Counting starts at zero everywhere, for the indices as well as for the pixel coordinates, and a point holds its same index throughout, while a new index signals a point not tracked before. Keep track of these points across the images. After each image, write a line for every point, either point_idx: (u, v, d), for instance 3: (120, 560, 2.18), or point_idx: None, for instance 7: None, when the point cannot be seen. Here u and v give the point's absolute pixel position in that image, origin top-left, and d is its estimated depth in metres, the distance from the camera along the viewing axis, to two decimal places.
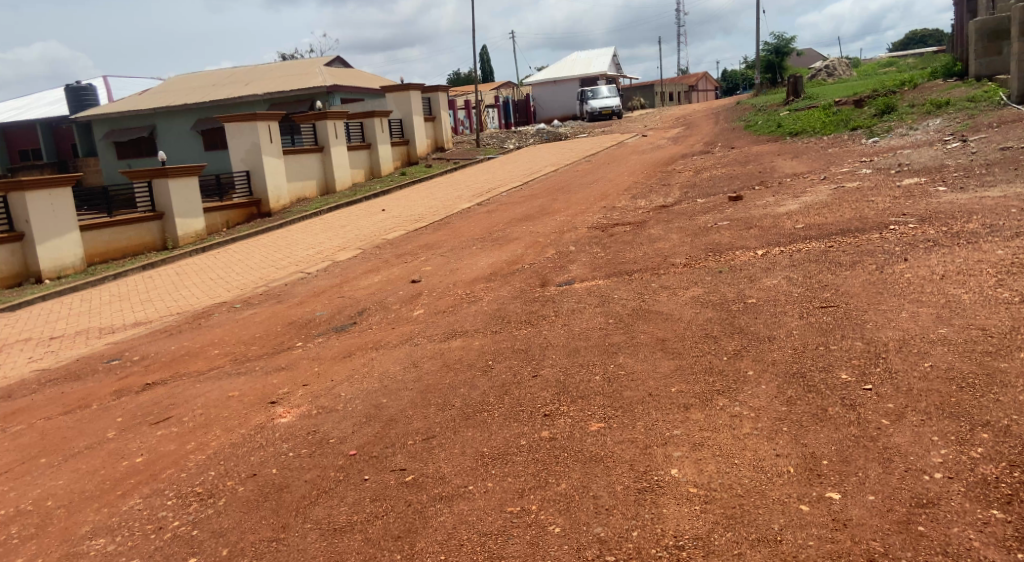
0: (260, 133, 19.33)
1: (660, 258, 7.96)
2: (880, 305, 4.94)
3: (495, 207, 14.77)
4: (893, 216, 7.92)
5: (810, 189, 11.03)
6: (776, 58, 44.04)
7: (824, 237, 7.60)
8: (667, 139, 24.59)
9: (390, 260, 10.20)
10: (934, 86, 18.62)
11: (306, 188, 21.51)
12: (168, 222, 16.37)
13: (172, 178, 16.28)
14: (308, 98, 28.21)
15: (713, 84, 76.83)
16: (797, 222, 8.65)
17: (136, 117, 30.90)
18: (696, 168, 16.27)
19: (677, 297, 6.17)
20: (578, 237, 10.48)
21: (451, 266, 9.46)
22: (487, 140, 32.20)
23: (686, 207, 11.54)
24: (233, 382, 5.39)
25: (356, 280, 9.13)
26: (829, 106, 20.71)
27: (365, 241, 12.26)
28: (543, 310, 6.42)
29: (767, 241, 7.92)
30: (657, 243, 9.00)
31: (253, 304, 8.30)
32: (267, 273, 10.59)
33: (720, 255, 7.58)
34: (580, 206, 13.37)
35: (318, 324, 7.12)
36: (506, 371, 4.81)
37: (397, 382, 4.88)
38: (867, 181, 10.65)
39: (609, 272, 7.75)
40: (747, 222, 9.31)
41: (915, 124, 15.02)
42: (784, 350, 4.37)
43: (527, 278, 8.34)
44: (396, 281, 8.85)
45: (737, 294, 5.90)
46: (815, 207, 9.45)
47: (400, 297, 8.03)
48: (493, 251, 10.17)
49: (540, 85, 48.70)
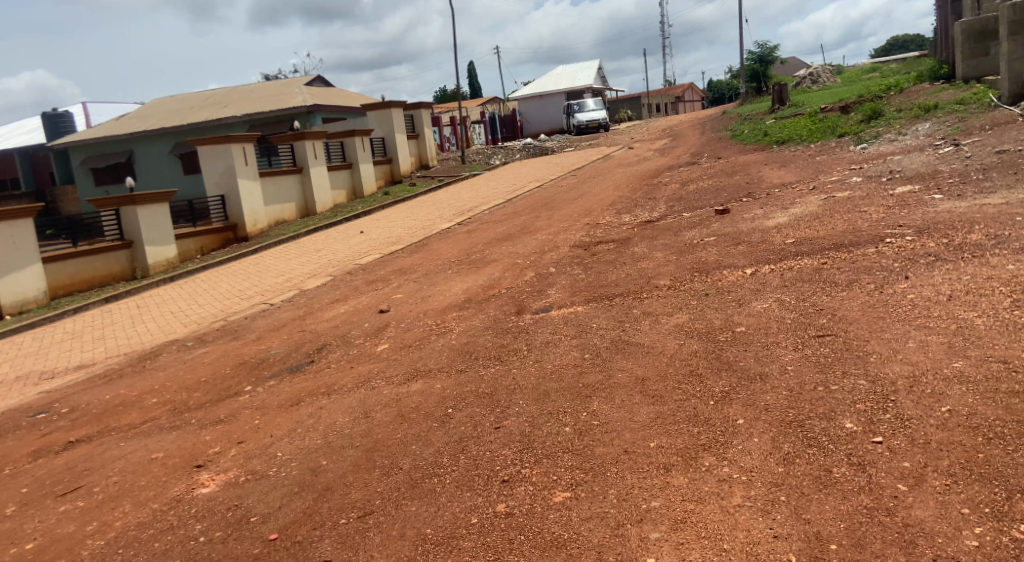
0: (235, 156, 18.76)
1: (642, 280, 7.45)
2: (883, 333, 4.38)
3: (475, 227, 14.26)
4: (889, 227, 7.42)
5: (800, 200, 10.55)
6: (760, 66, 43.87)
7: (817, 252, 7.09)
8: (654, 151, 24.15)
9: (360, 287, 9.68)
10: (922, 90, 18.24)
11: (285, 211, 20.95)
12: (138, 250, 15.77)
13: (141, 205, 15.71)
14: (287, 118, 27.72)
15: (699, 95, 76.86)
16: (789, 236, 8.15)
17: (113, 143, 30.42)
18: (682, 180, 15.84)
19: (659, 325, 5.63)
20: (559, 257, 9.96)
21: (423, 292, 8.92)
22: (472, 156, 31.69)
23: (670, 222, 11.06)
24: (161, 442, 4.92)
25: (320, 310, 8.59)
26: (816, 113, 20.35)
27: (336, 266, 11.73)
28: (514, 343, 5.89)
29: (757, 258, 7.39)
30: (642, 262, 8.49)
31: (205, 343, 7.81)
32: (229, 305, 10.08)
33: (706, 276, 7.06)
34: (562, 224, 12.86)
35: (271, 366, 6.60)
36: (465, 422, 4.24)
37: (342, 438, 4.33)
38: (858, 190, 10.17)
39: (589, 296, 7.23)
40: (735, 237, 8.80)
41: (903, 129, 14.62)
42: (778, 391, 3.80)
43: (502, 305, 7.80)
44: (364, 311, 8.32)
45: (724, 322, 5.36)
46: (805, 219, 8.96)
47: (364, 330, 7.49)
48: (469, 274, 9.64)
49: (526, 100, 48.40)
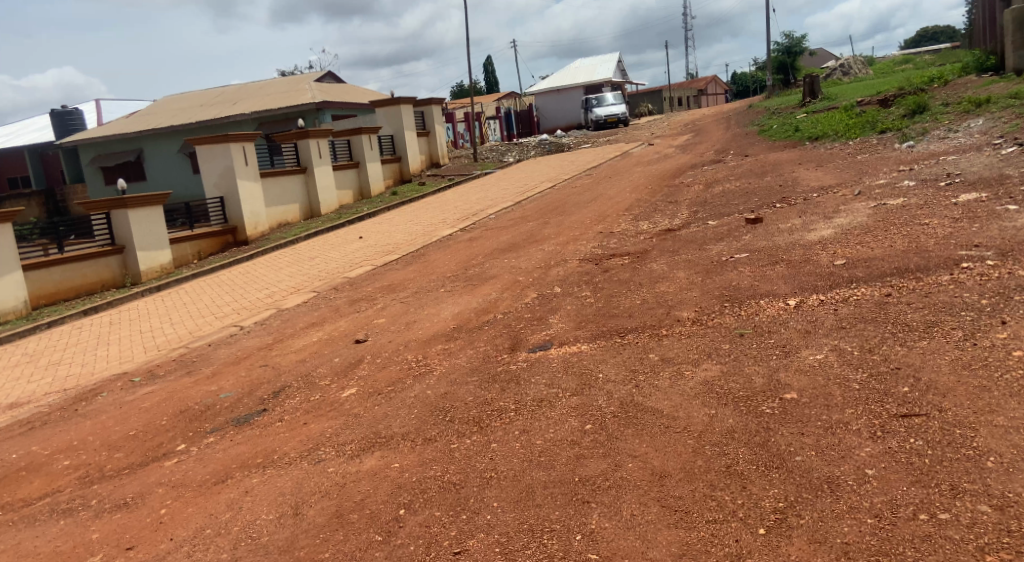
0: (234, 155, 17.78)
1: (660, 310, 6.29)
2: (996, 413, 3.25)
3: (480, 234, 13.15)
4: (962, 247, 6.18)
5: (843, 207, 9.30)
6: (787, 58, 42.21)
7: (873, 280, 5.91)
8: (676, 147, 22.91)
9: (341, 308, 8.58)
10: (968, 82, 16.85)
11: (288, 213, 19.96)
12: (130, 256, 14.79)
13: (133, 208, 14.73)
14: (295, 115, 26.77)
15: (722, 87, 75.25)
16: (836, 255, 6.95)
17: (122, 141, 29.63)
18: (706, 181, 14.62)
19: (682, 383, 4.46)
20: (566, 274, 8.83)
21: (410, 317, 7.81)
22: (486, 153, 30.56)
23: (694, 232, 9.86)
24: (40, 542, 3.82)
25: (292, 338, 7.48)
26: (850, 107, 18.98)
27: (324, 280, 10.68)
28: (499, 398, 4.74)
29: (799, 284, 6.19)
30: (660, 285, 7.32)
31: (153, 378, 6.70)
32: (201, 325, 9.04)
33: (738, 307, 5.92)
34: (573, 231, 11.70)
35: (216, 414, 5.45)
36: (417, 538, 3.17)
37: (255, 553, 3.32)
38: (914, 197, 8.91)
39: (596, 331, 6.11)
40: (770, 254, 7.60)
41: (953, 125, 13.33)
42: (861, 519, 2.76)
43: (497, 338, 6.68)
44: (340, 340, 7.20)
45: (767, 383, 4.18)
46: (853, 233, 7.72)
47: (335, 366, 6.37)
48: (464, 294, 8.53)
49: (544, 95, 47.17)
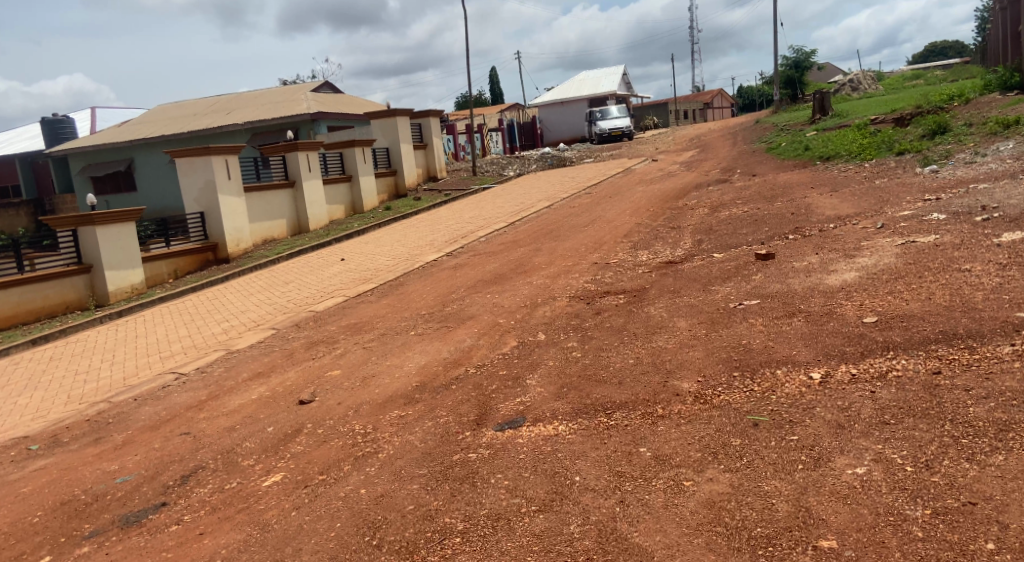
0: (216, 169, 16.74)
1: (655, 378, 5.21)
2: None
3: (467, 260, 12.13)
4: (1019, 307, 5.14)
5: (866, 243, 8.27)
6: (796, 73, 41.33)
7: (914, 348, 4.87)
8: (680, 164, 21.96)
9: (295, 354, 7.54)
10: (992, 101, 15.90)
11: (274, 229, 18.92)
12: (97, 276, 13.52)
13: (101, 224, 13.48)
14: (289, 126, 25.82)
15: (728, 101, 74.41)
16: (864, 309, 5.88)
17: (112, 151, 28.73)
18: (713, 204, 13.58)
19: (680, 502, 3.43)
20: (552, 316, 7.79)
21: (370, 368, 6.78)
22: (486, 167, 29.56)
23: (698, 268, 8.81)
24: None
25: (228, 393, 6.43)
26: (864, 125, 18.02)
27: (289, 314, 9.66)
28: (448, 510, 3.72)
29: (823, 349, 5.12)
30: (657, 338, 6.25)
31: (53, 449, 5.69)
32: (141, 369, 8.01)
33: (750, 380, 4.85)
34: (565, 261, 10.66)
35: (103, 509, 4.45)
36: None
37: None
38: (947, 233, 7.86)
39: (578, 403, 5.06)
40: (786, 303, 6.56)
41: (982, 148, 12.35)
42: None
43: (463, 404, 5.59)
44: (282, 398, 6.14)
45: (793, 514, 3.18)
46: (881, 278, 6.69)
47: (264, 438, 5.29)
48: (435, 339, 7.48)
49: (547, 107, 46.34)
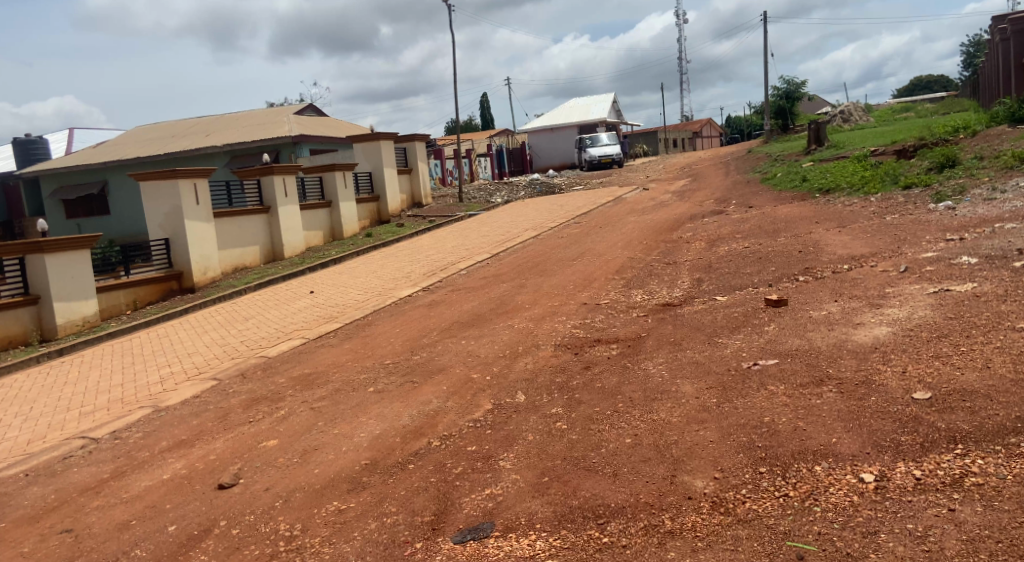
0: (183, 194, 15.59)
1: (659, 471, 4.12)
2: None
3: (443, 297, 11.04)
4: None
5: (891, 291, 7.25)
6: (787, 103, 40.85)
7: (989, 441, 3.81)
8: (673, 194, 21.05)
9: (229, 414, 6.41)
10: (1001, 134, 15.08)
11: (245, 256, 17.73)
12: (45, 308, 12.29)
13: (51, 253, 12.31)
14: (268, 148, 24.75)
15: (718, 131, 74.20)
16: (910, 380, 4.81)
17: (86, 172, 27.53)
18: (711, 238, 12.59)
19: None
20: (534, 371, 6.69)
21: (313, 437, 5.64)
22: (472, 193, 28.57)
23: (700, 314, 7.76)
24: None
25: (138, 470, 5.30)
26: (865, 156, 17.20)
27: (237, 361, 8.49)
28: None
29: (872, 437, 4.04)
30: (658, 409, 5.14)
31: None
32: (53, 429, 6.86)
33: (782, 479, 3.79)
34: (551, 301, 9.60)
35: None
36: None
37: None
38: (986, 281, 6.85)
39: (563, 503, 3.97)
40: (811, 365, 5.48)
41: (998, 184, 11.45)
42: None
43: (418, 494, 4.47)
44: (197, 480, 5.01)
45: None
46: (921, 336, 5.65)
47: (161, 543, 4.19)
48: (397, 399, 6.35)
49: (536, 134, 45.60)
